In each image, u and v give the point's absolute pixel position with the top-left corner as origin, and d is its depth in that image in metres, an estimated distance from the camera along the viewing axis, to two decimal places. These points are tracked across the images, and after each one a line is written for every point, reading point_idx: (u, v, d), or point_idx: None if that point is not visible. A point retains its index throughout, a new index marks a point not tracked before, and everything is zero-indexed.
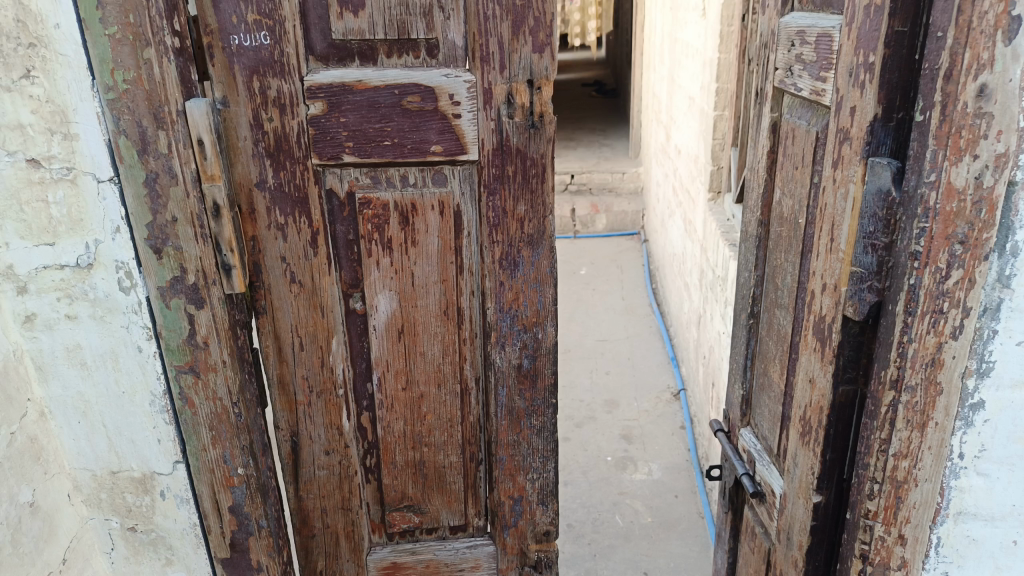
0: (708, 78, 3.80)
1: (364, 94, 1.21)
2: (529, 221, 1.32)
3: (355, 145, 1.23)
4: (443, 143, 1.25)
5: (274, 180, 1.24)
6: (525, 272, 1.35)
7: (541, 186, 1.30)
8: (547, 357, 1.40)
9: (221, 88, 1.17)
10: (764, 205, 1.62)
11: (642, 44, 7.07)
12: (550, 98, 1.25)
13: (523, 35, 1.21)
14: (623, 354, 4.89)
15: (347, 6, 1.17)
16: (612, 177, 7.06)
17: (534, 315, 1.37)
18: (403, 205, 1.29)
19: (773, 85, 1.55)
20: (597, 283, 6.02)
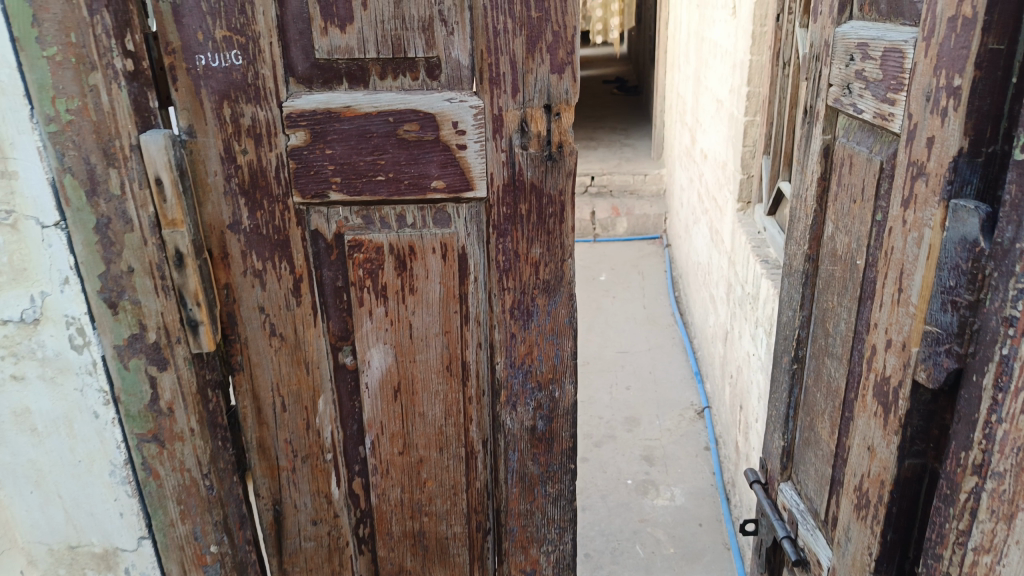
0: (738, 81, 3.59)
1: (353, 121, 1.07)
2: (545, 265, 1.15)
3: (343, 180, 1.09)
4: (445, 178, 1.10)
5: (250, 222, 1.11)
6: (540, 322, 1.18)
7: (559, 227, 1.14)
8: (564, 419, 1.23)
9: (187, 116, 1.06)
10: (813, 238, 1.43)
11: (666, 42, 6.84)
12: (570, 125, 1.10)
13: (540, 53, 1.06)
14: (644, 367, 4.70)
15: (333, 21, 1.03)
16: (634, 179, 6.85)
17: (549, 370, 1.20)
18: (398, 247, 1.13)
19: (826, 103, 1.35)
20: (618, 290, 5.82)
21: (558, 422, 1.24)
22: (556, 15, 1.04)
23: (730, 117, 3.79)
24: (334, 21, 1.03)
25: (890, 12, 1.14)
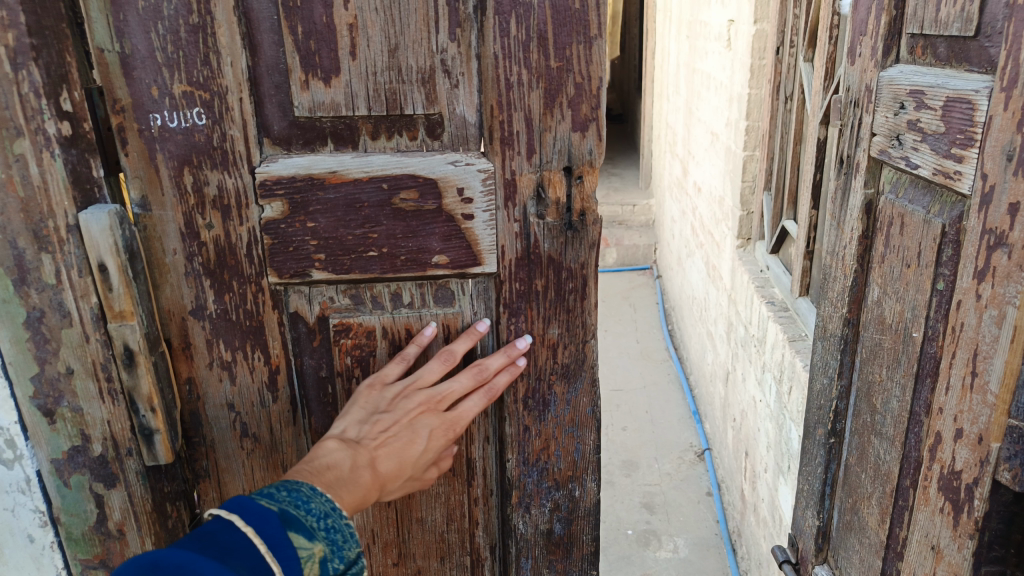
0: (734, 114, 3.49)
1: (340, 188, 1.02)
2: (563, 346, 1.14)
3: (327, 257, 1.05)
4: (448, 252, 1.06)
5: (217, 307, 1.07)
6: (558, 414, 1.17)
7: (580, 304, 1.12)
8: (584, 522, 1.24)
9: (140, 185, 1.00)
10: (854, 301, 1.28)
11: (652, 71, 6.78)
12: (592, 190, 1.07)
13: (558, 108, 1.03)
14: (640, 407, 4.52)
15: (316, 73, 0.98)
16: (622, 210, 6.78)
17: (568, 467, 1.20)
18: (391, 330, 1.10)
19: (867, 154, 1.21)
20: (610, 323, 5.66)
21: (578, 524, 1.24)
22: (578, 65, 1.01)
23: (726, 150, 3.69)
24: (317, 73, 0.98)
25: (950, 56, 1.00)
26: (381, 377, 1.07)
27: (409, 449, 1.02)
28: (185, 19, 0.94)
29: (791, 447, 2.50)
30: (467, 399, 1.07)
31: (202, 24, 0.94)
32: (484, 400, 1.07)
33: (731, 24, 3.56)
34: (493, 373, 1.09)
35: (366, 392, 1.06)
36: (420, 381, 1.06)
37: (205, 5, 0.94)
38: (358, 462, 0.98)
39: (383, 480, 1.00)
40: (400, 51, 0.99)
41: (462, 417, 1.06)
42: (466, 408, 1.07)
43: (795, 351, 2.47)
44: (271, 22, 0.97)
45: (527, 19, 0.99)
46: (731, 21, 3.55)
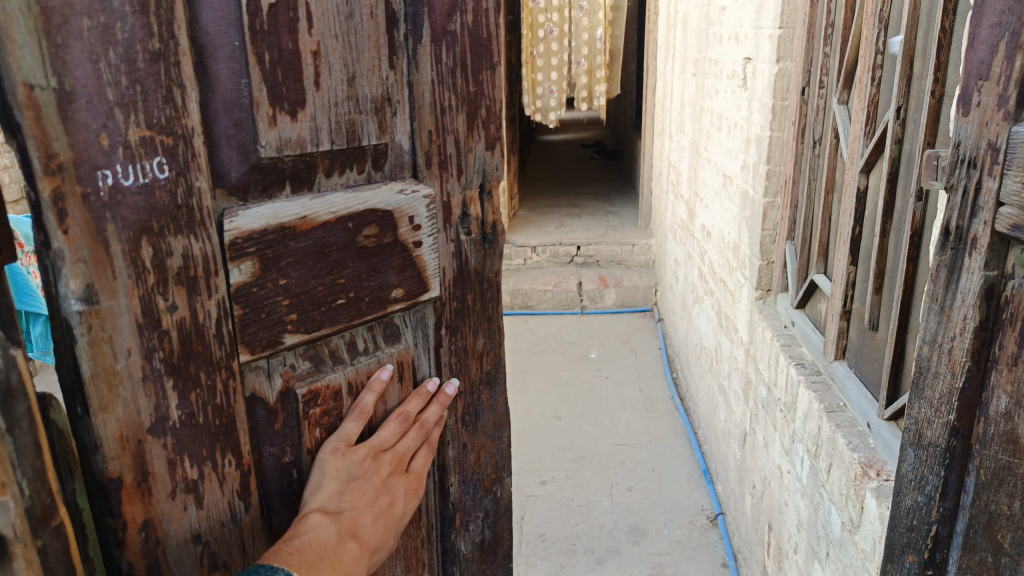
0: (752, 157, 3.27)
1: (311, 234, 0.97)
2: (487, 354, 1.30)
3: (299, 316, 0.98)
4: (403, 284, 1.10)
5: (180, 413, 0.89)
6: (484, 421, 1.34)
7: (495, 311, 1.30)
8: (505, 518, 1.43)
9: (83, 272, 0.78)
10: (968, 407, 1.03)
11: (652, 109, 6.62)
12: (498, 206, 1.25)
13: (476, 129, 1.18)
14: (647, 464, 4.23)
15: (283, 105, 0.91)
16: (621, 250, 6.56)
17: (493, 471, 1.38)
18: (355, 382, 1.09)
19: (989, 228, 0.96)
20: (610, 369, 5.40)
21: (500, 524, 1.43)
22: (487, 92, 1.18)
23: (740, 194, 3.48)
24: (284, 105, 0.91)
25: None
26: (344, 439, 1.07)
27: (389, 511, 1.09)
28: (144, 43, 0.78)
29: (831, 531, 2.23)
30: (416, 456, 1.17)
31: (163, 51, 0.80)
32: (429, 454, 1.19)
33: (746, 62, 3.37)
34: (433, 424, 1.19)
35: (332, 457, 1.05)
36: (379, 441, 1.10)
37: (168, 27, 0.79)
38: (342, 534, 1.01)
39: (367, 548, 1.05)
40: (357, 79, 0.98)
41: (418, 473, 1.16)
42: (416, 464, 1.17)
43: (836, 425, 2.21)
44: (231, 49, 0.85)
45: (453, 46, 1.11)
46: (747, 59, 3.35)
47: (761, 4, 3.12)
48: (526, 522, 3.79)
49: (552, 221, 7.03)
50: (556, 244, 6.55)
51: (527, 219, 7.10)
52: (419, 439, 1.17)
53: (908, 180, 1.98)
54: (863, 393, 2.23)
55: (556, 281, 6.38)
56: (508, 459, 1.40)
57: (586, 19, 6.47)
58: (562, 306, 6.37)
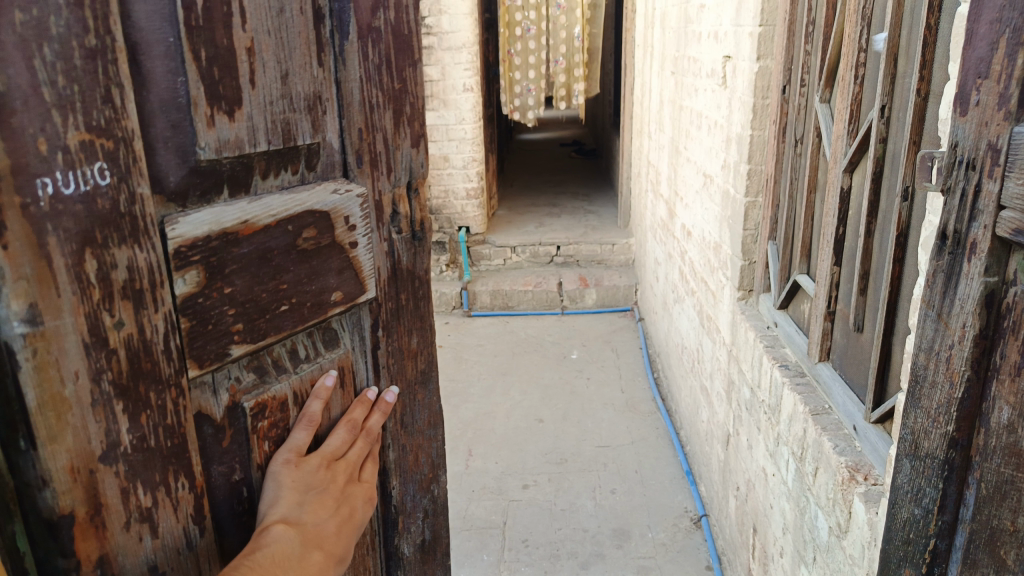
0: (733, 156, 3.24)
1: (253, 239, 0.94)
2: (420, 353, 1.33)
3: (244, 326, 0.95)
4: (343, 286, 1.09)
5: (132, 437, 0.84)
6: (419, 421, 1.37)
7: (427, 308, 1.32)
8: (442, 518, 1.47)
9: (25, 293, 0.72)
10: (968, 418, 0.99)
11: (631, 108, 6.60)
12: (423, 203, 1.27)
13: (404, 127, 1.19)
14: (630, 466, 4.19)
15: (221, 105, 0.88)
16: (601, 249, 6.53)
17: (430, 470, 1.42)
18: (300, 391, 1.07)
19: (989, 233, 0.93)
20: (592, 369, 5.36)
21: (437, 524, 1.47)
22: (411, 92, 1.20)
23: (721, 193, 3.46)
24: (222, 104, 0.88)
25: None
26: (295, 449, 1.05)
27: (348, 519, 1.09)
28: (81, 39, 0.73)
29: (818, 535, 2.20)
30: (366, 466, 1.17)
31: (100, 47, 0.75)
32: (376, 463, 1.20)
33: (726, 61, 3.35)
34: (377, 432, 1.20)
35: (286, 469, 1.03)
36: (330, 449, 1.10)
37: (104, 22, 0.75)
38: (305, 545, 1.00)
39: (329, 557, 1.04)
40: (290, 77, 0.96)
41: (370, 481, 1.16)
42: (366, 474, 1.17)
43: (822, 428, 2.18)
44: (166, 46, 0.82)
45: (378, 43, 1.11)
46: (727, 57, 3.32)
47: (740, 2, 3.09)
48: (509, 527, 3.74)
49: (531, 221, 6.97)
50: (536, 245, 6.51)
51: (507, 219, 7.04)
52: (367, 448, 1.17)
53: (892, 179, 1.95)
54: (848, 396, 2.21)
55: (536, 282, 6.33)
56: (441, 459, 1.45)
57: (564, 17, 6.41)
58: (542, 307, 6.32)
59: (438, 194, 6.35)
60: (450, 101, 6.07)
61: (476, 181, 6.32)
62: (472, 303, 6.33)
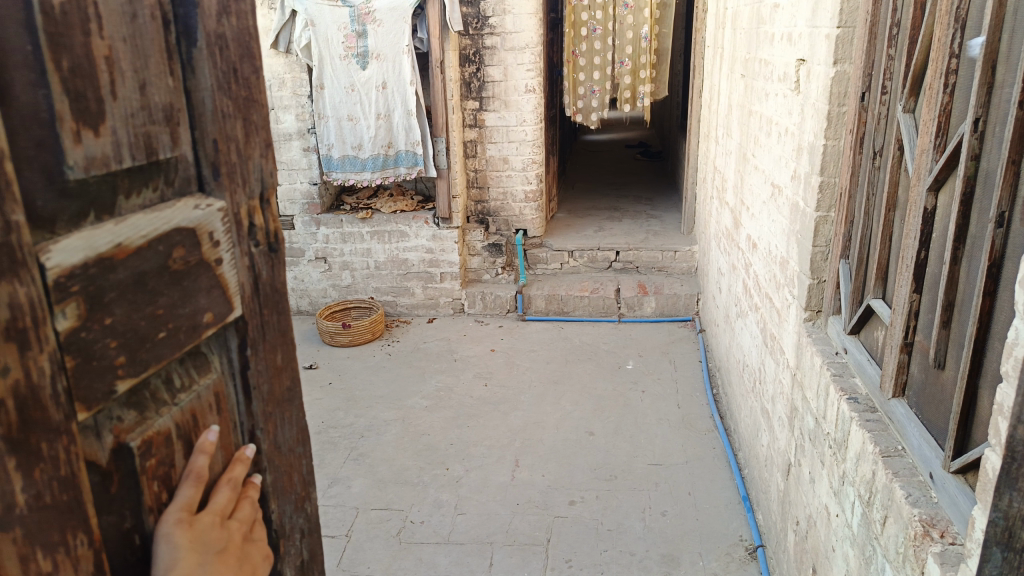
0: (804, 166, 3.02)
1: (128, 262, 0.86)
2: (286, 370, 1.23)
3: (127, 359, 0.86)
4: (212, 305, 1.01)
5: (26, 495, 0.74)
6: (287, 441, 1.25)
7: (289, 325, 1.22)
8: (317, 537, 1.36)
9: None
10: None
11: (699, 110, 6.36)
12: (276, 214, 1.16)
13: (254, 139, 1.09)
14: (682, 487, 4.00)
15: (87, 121, 0.81)
16: (662, 256, 6.30)
17: (303, 488, 1.31)
18: (182, 424, 1.00)
19: None
20: (648, 382, 5.16)
21: (314, 541, 1.35)
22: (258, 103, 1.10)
23: (790, 205, 3.24)
24: (87, 119, 0.81)
25: None
26: (186, 507, 0.98)
27: None
28: None
29: None
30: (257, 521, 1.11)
31: None
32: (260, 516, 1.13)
33: (800, 65, 3.12)
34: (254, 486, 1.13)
35: (179, 529, 0.96)
36: (219, 507, 1.03)
37: None
38: None
39: None
40: (148, 88, 0.90)
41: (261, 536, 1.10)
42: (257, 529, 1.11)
43: (894, 473, 1.98)
44: (24, 55, 0.74)
45: (225, 49, 1.02)
46: (801, 60, 3.10)
47: (817, 2, 2.87)
48: (553, 546, 3.60)
49: (590, 225, 6.80)
50: (594, 249, 6.33)
51: (566, 222, 6.89)
52: (252, 500, 1.11)
53: (985, 201, 1.74)
54: (925, 438, 1.99)
55: (593, 288, 6.16)
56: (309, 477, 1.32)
57: (631, 16, 6.20)
58: (598, 314, 6.15)
59: (497, 196, 6.25)
60: (511, 102, 5.96)
61: (535, 183, 6.20)
62: (527, 307, 6.21)
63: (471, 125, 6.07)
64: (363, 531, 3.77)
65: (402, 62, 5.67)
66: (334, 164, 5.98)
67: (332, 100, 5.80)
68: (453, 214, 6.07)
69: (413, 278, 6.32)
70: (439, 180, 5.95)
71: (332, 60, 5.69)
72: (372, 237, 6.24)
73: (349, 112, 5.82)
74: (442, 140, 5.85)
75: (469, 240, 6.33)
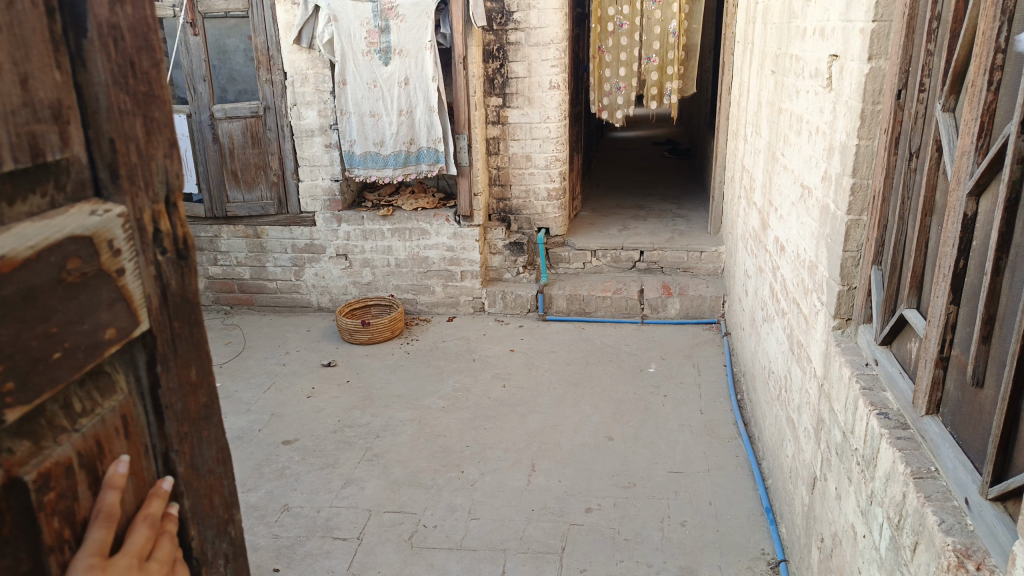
0: (836, 167, 2.88)
1: (15, 278, 0.80)
2: (202, 385, 1.17)
3: (16, 384, 0.80)
4: (116, 320, 0.95)
5: None
6: (206, 461, 1.20)
7: (203, 336, 1.16)
8: (240, 559, 1.31)
9: None
10: None
11: (728, 108, 6.20)
12: (185, 219, 1.11)
13: (157, 139, 1.05)
14: (704, 497, 3.87)
15: None
16: (687, 257, 6.16)
17: (225, 511, 1.26)
18: (86, 452, 0.95)
19: None
20: (670, 386, 5.03)
21: (239, 563, 1.31)
22: (159, 100, 1.05)
23: (820, 207, 3.10)
24: None
25: None
26: (98, 550, 0.93)
27: None
28: None
29: None
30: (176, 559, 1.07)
31: None
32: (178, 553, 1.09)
33: (833, 60, 2.98)
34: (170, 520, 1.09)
35: None
36: (136, 546, 0.99)
37: None
38: None
39: None
40: (30, 82, 0.85)
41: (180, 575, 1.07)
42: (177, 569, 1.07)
43: (926, 497, 1.86)
44: None
45: (121, 42, 0.98)
46: (834, 55, 2.96)
47: None
48: (567, 554, 3.51)
49: (614, 224, 6.68)
50: (618, 249, 6.22)
51: (589, 221, 6.78)
52: (170, 537, 1.07)
53: None
54: (960, 460, 1.86)
55: (616, 288, 6.04)
56: (232, 499, 1.27)
57: (659, 11, 6.06)
58: (621, 315, 6.03)
59: (519, 193, 6.16)
60: (535, 98, 5.86)
61: (558, 181, 6.10)
62: (548, 307, 6.11)
63: (494, 121, 5.98)
64: (374, 534, 3.71)
65: (424, 57, 5.59)
66: (356, 160, 5.93)
67: (354, 95, 5.75)
68: (474, 212, 5.99)
69: (434, 276, 6.25)
70: (459, 177, 5.87)
71: (354, 55, 5.63)
72: (392, 234, 6.18)
73: (371, 108, 5.76)
74: (463, 136, 5.78)
75: (490, 238, 6.24)
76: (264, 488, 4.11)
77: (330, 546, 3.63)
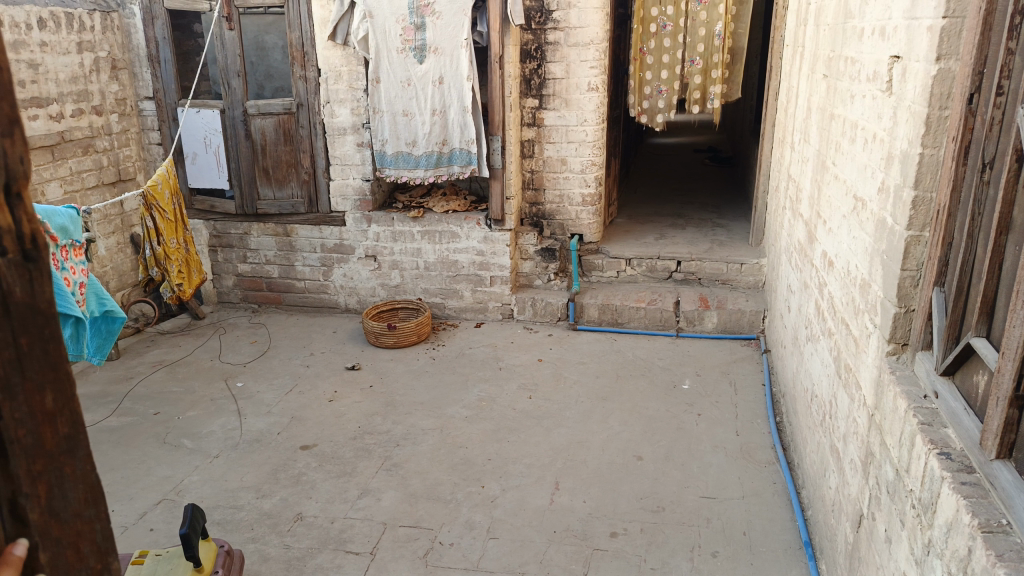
0: (894, 178, 2.63)
1: None
2: (61, 415, 1.16)
3: None
4: None
5: None
6: (71, 503, 1.20)
7: (61, 349, 1.15)
8: None
9: None
10: None
11: (774, 114, 5.95)
12: (34, 217, 1.11)
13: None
14: (737, 526, 3.64)
15: None
16: (727, 268, 5.90)
17: (98, 560, 1.25)
18: None
19: None
20: (705, 404, 4.79)
21: None
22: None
23: (875, 221, 2.86)
24: None
25: None
26: None
27: None
28: None
29: None
30: None
31: None
32: None
33: (894, 62, 2.74)
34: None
35: None
36: None
37: None
38: None
39: None
40: None
41: None
42: None
43: (997, 555, 1.63)
44: None
45: None
46: (896, 57, 2.72)
47: None
48: None
49: (651, 233, 6.45)
50: (654, 258, 5.99)
51: (625, 228, 6.56)
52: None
53: None
54: None
55: (651, 299, 5.81)
56: (109, 544, 1.27)
57: (704, 13, 5.83)
58: (655, 327, 5.80)
59: (553, 198, 5.98)
60: (572, 100, 5.67)
61: (593, 186, 5.90)
62: (579, 317, 5.91)
63: (529, 123, 5.81)
64: (388, 549, 3.55)
65: (459, 56, 5.42)
66: (388, 160, 5.81)
67: (388, 94, 5.63)
68: (506, 216, 5.83)
69: (463, 281, 6.09)
70: (492, 179, 5.72)
71: (388, 53, 5.50)
72: (422, 237, 6.05)
73: (404, 107, 5.63)
74: (497, 138, 5.62)
75: (522, 244, 6.07)
76: (279, 495, 3.99)
77: (341, 560, 3.49)
